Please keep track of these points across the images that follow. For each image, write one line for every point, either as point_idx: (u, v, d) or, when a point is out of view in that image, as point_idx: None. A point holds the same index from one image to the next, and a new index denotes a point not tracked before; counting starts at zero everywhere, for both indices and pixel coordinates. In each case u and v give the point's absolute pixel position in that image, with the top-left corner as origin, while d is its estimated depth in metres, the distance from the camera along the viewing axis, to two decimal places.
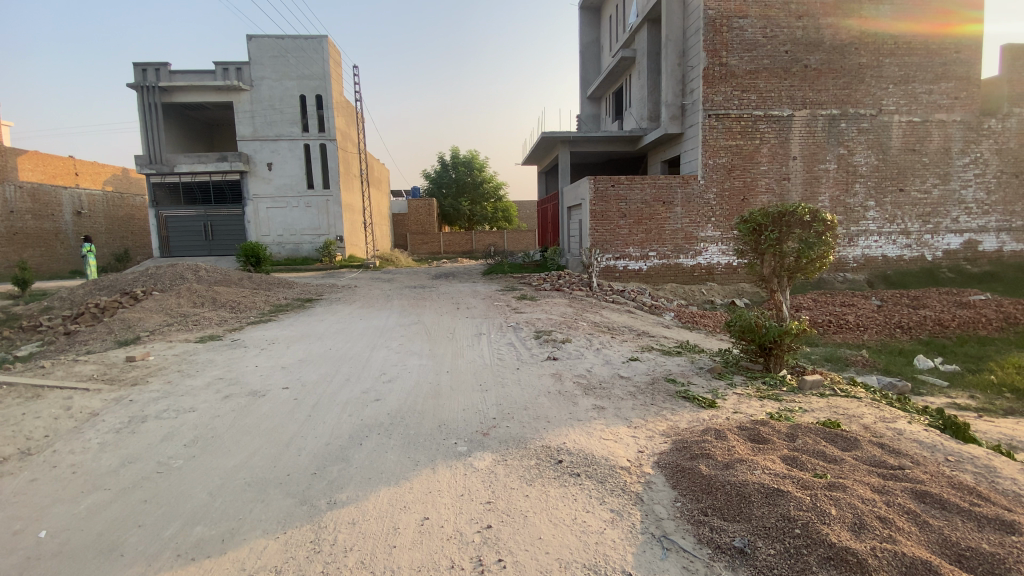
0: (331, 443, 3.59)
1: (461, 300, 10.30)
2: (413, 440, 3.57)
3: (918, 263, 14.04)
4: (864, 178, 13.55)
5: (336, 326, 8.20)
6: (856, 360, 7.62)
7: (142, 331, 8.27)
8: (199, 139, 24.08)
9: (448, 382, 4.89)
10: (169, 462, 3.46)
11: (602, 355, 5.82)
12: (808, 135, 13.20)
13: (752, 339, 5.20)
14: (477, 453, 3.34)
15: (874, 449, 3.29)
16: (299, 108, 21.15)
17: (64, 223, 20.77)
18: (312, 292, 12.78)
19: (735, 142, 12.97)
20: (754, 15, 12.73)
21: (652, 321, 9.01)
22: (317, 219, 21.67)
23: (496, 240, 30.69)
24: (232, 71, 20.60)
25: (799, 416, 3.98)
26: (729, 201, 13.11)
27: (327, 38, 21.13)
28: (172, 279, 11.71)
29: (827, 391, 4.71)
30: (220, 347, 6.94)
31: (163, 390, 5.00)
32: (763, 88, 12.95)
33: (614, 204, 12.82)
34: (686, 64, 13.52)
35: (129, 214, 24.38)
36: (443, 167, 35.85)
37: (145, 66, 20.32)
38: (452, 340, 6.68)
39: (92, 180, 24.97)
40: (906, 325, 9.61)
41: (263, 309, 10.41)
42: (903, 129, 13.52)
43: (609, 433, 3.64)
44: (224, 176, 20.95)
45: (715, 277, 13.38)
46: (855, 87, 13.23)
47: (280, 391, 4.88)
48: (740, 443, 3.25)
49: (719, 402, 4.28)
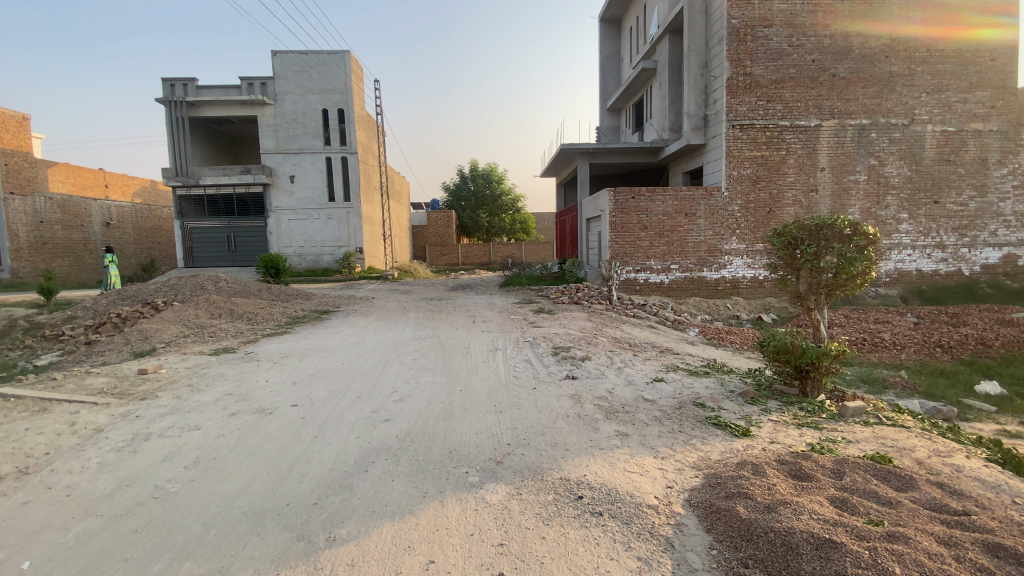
0: (336, 469, 3.38)
1: (477, 313, 10.09)
2: (421, 468, 3.34)
3: (954, 278, 13.38)
4: (896, 190, 13.01)
5: (350, 339, 8.05)
6: (895, 382, 7.14)
7: (159, 342, 8.23)
8: (224, 152, 24.58)
9: (461, 402, 4.65)
10: (167, 486, 3.29)
11: (624, 374, 5.51)
12: (836, 145, 12.75)
13: (787, 360, 4.85)
14: (489, 485, 3.08)
15: (932, 490, 2.93)
16: (321, 122, 21.43)
17: (94, 234, 21.36)
18: (329, 304, 12.74)
19: (760, 153, 12.60)
20: (780, 23, 12.42)
21: (675, 338, 8.65)
22: (337, 231, 21.82)
23: (514, 252, 30.54)
24: (257, 86, 20.98)
25: (843, 448, 3.63)
26: (754, 213, 12.69)
27: (349, 53, 21.42)
28: (192, 290, 11.79)
29: (871, 419, 4.32)
30: (234, 360, 6.83)
31: (170, 406, 4.87)
32: (789, 98, 12.58)
33: (634, 216, 12.54)
34: (709, 75, 13.24)
35: (156, 226, 24.93)
36: (462, 180, 35.99)
37: (174, 81, 20.84)
38: (466, 356, 6.45)
39: (121, 192, 25.66)
40: (945, 344, 9.06)
41: (280, 320, 10.37)
42: (937, 139, 12.97)
43: (634, 465, 3.35)
44: (247, 188, 21.27)
45: (739, 291, 12.93)
46: (886, 96, 12.76)
47: (288, 408, 4.70)
48: (780, 481, 2.93)
49: (753, 430, 3.96)
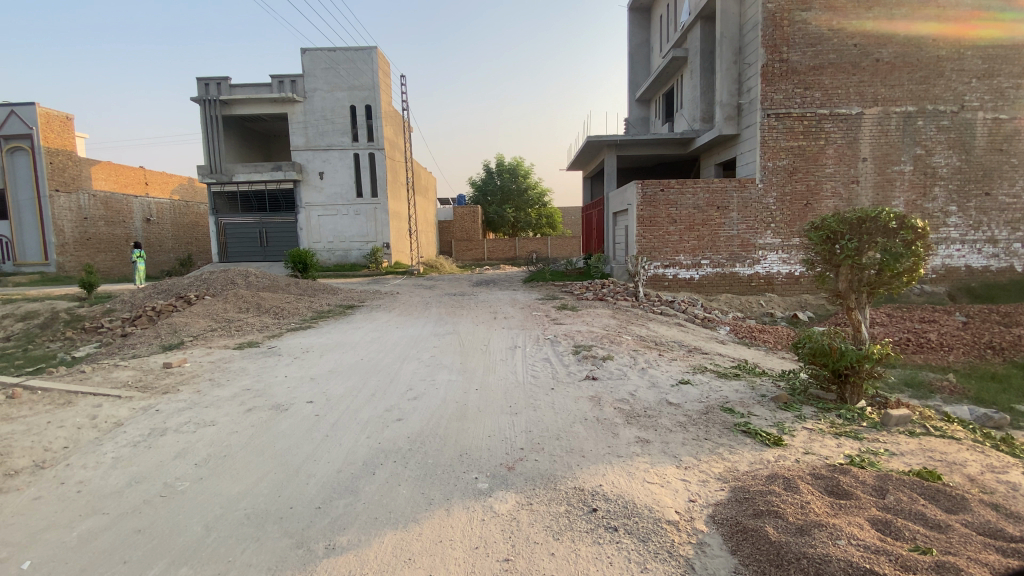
0: (343, 471, 3.28)
1: (499, 310, 9.95)
2: (430, 472, 3.21)
3: (1007, 275, 12.50)
4: (945, 181, 12.22)
5: (371, 335, 8.02)
6: (942, 387, 6.66)
7: (187, 336, 8.38)
8: (257, 149, 25.11)
9: (477, 402, 4.51)
10: (176, 484, 3.27)
11: (647, 376, 5.27)
12: (879, 134, 12.05)
13: (824, 364, 4.53)
14: (499, 493, 2.93)
15: (989, 511, 2.60)
16: (349, 118, 21.62)
17: (135, 229, 22.11)
18: (355, 299, 12.82)
19: (797, 143, 12.01)
20: (819, 7, 11.77)
21: (704, 336, 8.31)
22: (365, 226, 22.03)
23: (540, 247, 30.32)
24: (287, 84, 21.29)
25: (885, 461, 3.32)
26: (790, 206, 12.13)
27: (376, 49, 21.50)
28: (223, 284, 12.01)
29: (919, 429, 3.95)
30: (256, 354, 6.86)
31: (189, 401, 4.88)
32: (828, 85, 11.94)
33: (663, 210, 12.17)
34: (743, 62, 12.69)
35: (193, 222, 25.69)
36: (488, 175, 35.88)
37: (208, 80, 21.31)
38: (485, 354, 6.31)
39: (161, 189, 26.54)
40: (997, 346, 8.41)
41: (304, 315, 10.45)
42: (989, 127, 12.10)
43: (654, 475, 3.15)
44: (278, 185, 21.67)
45: (774, 287, 12.41)
46: (933, 81, 11.96)
47: (304, 405, 4.65)
48: (815, 498, 2.69)
49: (786, 439, 3.69)
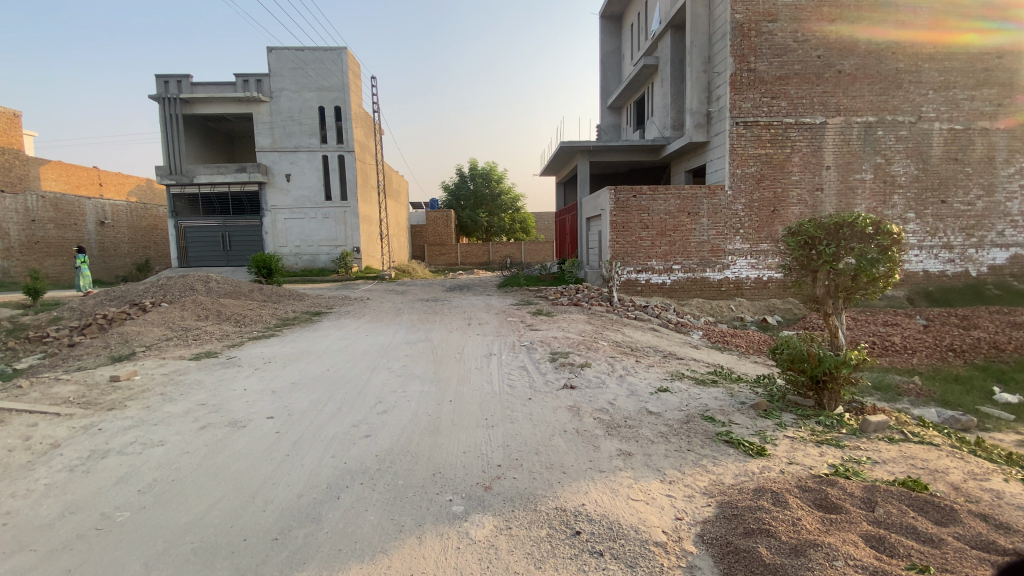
0: (304, 496, 3.02)
1: (473, 315, 9.75)
2: (399, 496, 2.97)
3: (962, 279, 13.01)
4: (903, 189, 12.64)
5: (339, 343, 7.68)
6: (909, 389, 6.79)
7: (139, 346, 7.85)
8: (220, 150, 24.27)
9: (451, 415, 4.29)
10: (114, 514, 2.94)
11: (625, 384, 5.13)
12: (841, 143, 12.39)
13: (803, 370, 4.49)
14: (475, 517, 2.73)
15: (979, 523, 2.53)
16: (318, 119, 21.08)
17: (88, 232, 20.93)
18: (322, 305, 12.39)
19: (764, 151, 12.24)
20: (784, 18, 12.05)
21: (678, 341, 8.29)
22: (333, 230, 21.43)
23: (513, 252, 30.24)
24: (252, 83, 20.63)
25: (869, 471, 3.26)
26: (758, 212, 12.33)
27: (346, 50, 21.05)
28: (182, 290, 11.41)
29: (897, 435, 3.93)
30: (214, 365, 6.44)
31: (137, 418, 4.49)
32: (794, 94, 12.21)
33: (636, 215, 12.19)
34: (712, 71, 12.89)
35: (152, 225, 24.58)
36: (461, 179, 35.65)
37: (168, 78, 20.53)
38: (459, 362, 6.09)
39: (117, 191, 25.32)
40: (959, 349, 8.67)
41: (268, 322, 9.99)
42: (944, 137, 12.59)
43: (638, 491, 3.00)
44: (242, 187, 20.93)
45: (743, 292, 12.57)
46: (892, 93, 12.39)
47: (263, 421, 4.34)
48: (805, 513, 2.58)
49: (769, 449, 3.61)
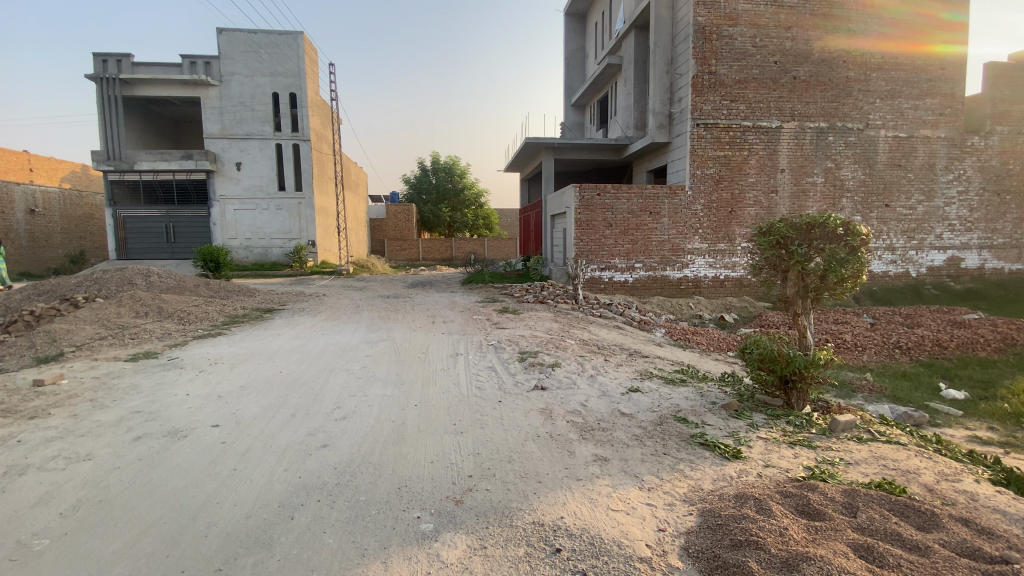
0: (252, 517, 2.71)
1: (437, 313, 9.45)
2: (361, 514, 2.71)
3: (903, 279, 13.71)
4: (851, 193, 13.17)
5: (293, 343, 7.22)
6: (863, 386, 7.00)
7: (68, 346, 7.13)
8: (164, 135, 22.80)
9: (416, 420, 4.04)
10: (31, 543, 2.52)
11: (596, 384, 5.01)
12: (796, 147, 12.77)
13: (772, 370, 4.46)
14: (446, 536, 2.51)
15: (961, 528, 2.53)
16: (271, 106, 20.07)
17: (16, 221, 19.23)
18: (275, 302, 11.75)
19: (723, 153, 12.47)
20: (744, 23, 12.31)
21: (643, 339, 8.28)
22: (288, 223, 20.46)
23: (476, 248, 29.92)
24: (200, 65, 19.44)
25: (843, 472, 3.25)
26: (717, 213, 12.57)
27: (302, 34, 20.11)
28: (118, 285, 10.54)
29: (864, 435, 3.95)
30: (153, 368, 5.90)
31: (61, 429, 3.98)
32: (752, 98, 12.49)
33: (599, 213, 12.18)
34: (675, 72, 13.01)
35: (87, 214, 22.82)
36: (423, 173, 34.94)
37: (106, 56, 19.11)
38: (424, 363, 5.81)
39: (47, 177, 23.37)
40: (904, 346, 9.06)
41: (215, 320, 9.35)
42: (889, 144, 13.20)
43: (619, 500, 2.84)
44: (188, 175, 19.71)
45: (701, 290, 12.79)
46: (843, 100, 12.86)
47: (208, 430, 3.94)
48: (791, 522, 2.50)
49: (744, 451, 3.54)
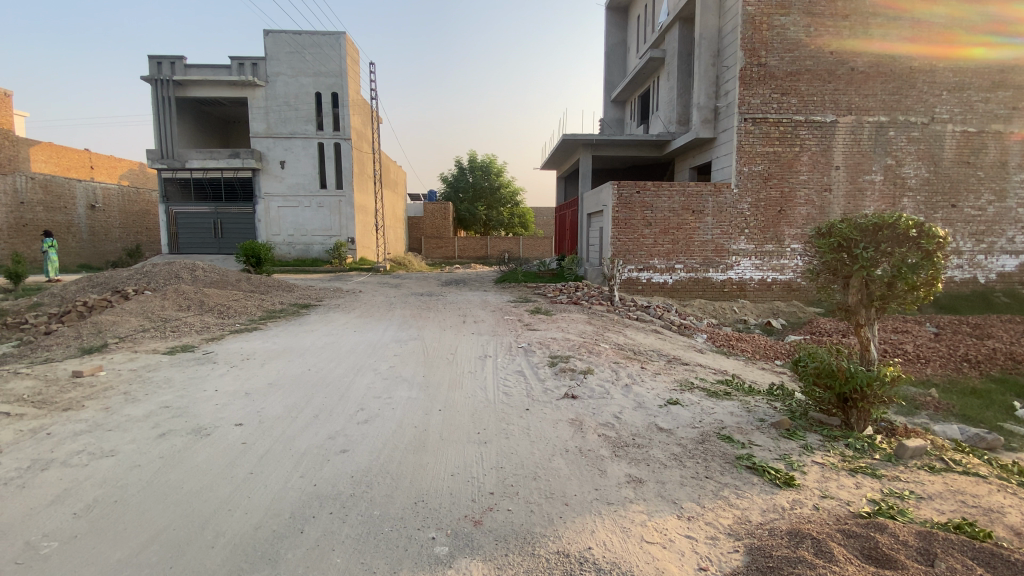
0: (261, 528, 2.58)
1: (468, 313, 9.29)
2: (373, 531, 2.54)
3: (970, 286, 12.64)
4: (913, 192, 12.22)
5: (324, 339, 7.21)
6: (927, 403, 6.39)
7: (112, 337, 7.35)
8: (214, 134, 23.70)
9: (439, 427, 3.86)
10: (40, 545, 2.47)
11: (632, 395, 4.69)
12: (852, 143, 11.93)
13: (829, 386, 4.03)
14: (460, 562, 2.30)
15: None
16: (314, 105, 20.47)
17: (78, 216, 20.35)
18: (311, 298, 11.88)
19: (772, 148, 11.79)
20: (797, 12, 11.58)
21: (681, 344, 7.87)
22: (328, 220, 20.86)
23: (511, 247, 29.74)
24: (247, 67, 20.04)
25: (916, 509, 2.84)
26: (764, 212, 11.90)
27: (345, 34, 20.42)
28: (165, 278, 10.90)
29: (937, 464, 3.51)
30: (187, 361, 5.98)
31: (90, 422, 4.01)
32: (804, 91, 11.75)
33: (638, 212, 11.76)
34: (721, 65, 12.42)
35: (143, 210, 23.97)
36: (460, 171, 35.06)
37: (161, 59, 19.96)
38: (452, 365, 5.65)
39: (108, 174, 24.68)
40: (973, 359, 8.26)
41: (252, 315, 9.50)
42: (958, 140, 12.15)
43: (654, 530, 2.56)
44: (235, 172, 20.37)
45: (746, 293, 12.15)
46: (906, 92, 11.93)
47: (231, 429, 3.89)
48: (857, 571, 2.15)
49: (798, 478, 3.18)
